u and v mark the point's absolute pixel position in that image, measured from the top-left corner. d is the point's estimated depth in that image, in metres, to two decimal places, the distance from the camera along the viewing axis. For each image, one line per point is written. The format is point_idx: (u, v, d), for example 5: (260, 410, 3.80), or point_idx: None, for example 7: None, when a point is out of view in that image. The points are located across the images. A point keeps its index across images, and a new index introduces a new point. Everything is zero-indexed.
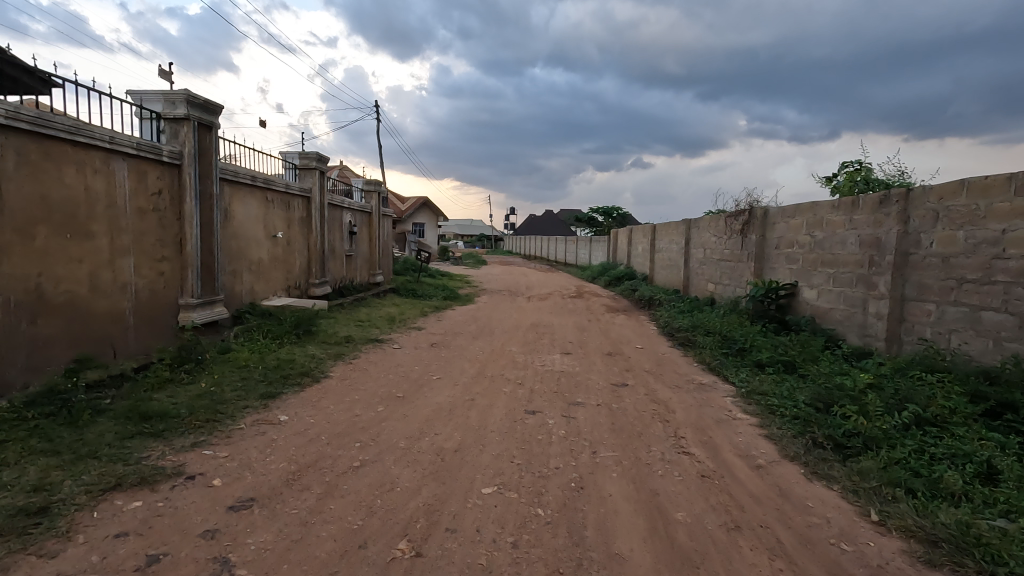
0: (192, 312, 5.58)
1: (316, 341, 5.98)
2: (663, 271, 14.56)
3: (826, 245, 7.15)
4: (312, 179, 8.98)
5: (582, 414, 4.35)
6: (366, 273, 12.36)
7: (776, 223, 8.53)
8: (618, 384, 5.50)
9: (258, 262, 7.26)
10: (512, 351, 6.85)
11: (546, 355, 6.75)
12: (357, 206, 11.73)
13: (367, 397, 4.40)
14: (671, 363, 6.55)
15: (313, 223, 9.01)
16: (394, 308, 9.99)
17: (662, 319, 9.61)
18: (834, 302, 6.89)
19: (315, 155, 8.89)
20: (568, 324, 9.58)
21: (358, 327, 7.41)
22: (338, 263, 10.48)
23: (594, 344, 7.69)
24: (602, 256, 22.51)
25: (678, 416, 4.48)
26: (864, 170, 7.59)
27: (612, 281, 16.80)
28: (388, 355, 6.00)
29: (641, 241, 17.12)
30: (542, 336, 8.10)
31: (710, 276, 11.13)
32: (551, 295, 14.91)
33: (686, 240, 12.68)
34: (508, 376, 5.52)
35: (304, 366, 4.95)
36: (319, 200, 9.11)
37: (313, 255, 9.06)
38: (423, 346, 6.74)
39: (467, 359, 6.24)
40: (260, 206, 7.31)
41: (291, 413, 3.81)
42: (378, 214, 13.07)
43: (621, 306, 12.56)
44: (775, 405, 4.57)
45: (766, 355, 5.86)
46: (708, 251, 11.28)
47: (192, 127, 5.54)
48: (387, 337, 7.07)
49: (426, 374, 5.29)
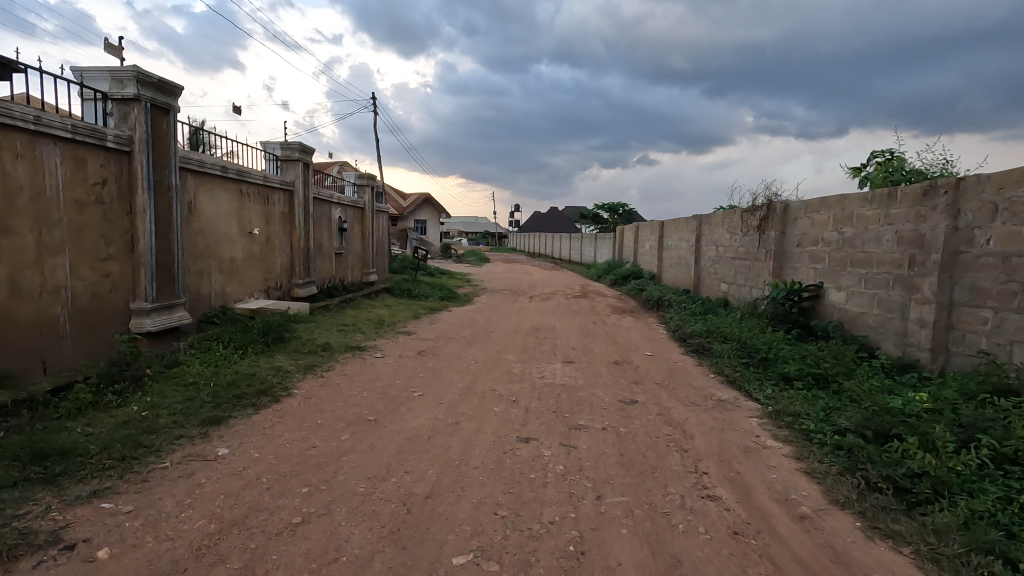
0: (146, 318, 4.93)
1: (287, 351, 5.34)
2: (671, 270, 13.86)
3: (857, 243, 6.44)
4: (295, 172, 8.33)
5: (584, 442, 3.69)
6: (358, 272, 11.71)
7: (798, 218, 7.82)
8: (626, 401, 4.83)
9: (230, 261, 6.63)
10: (509, 360, 6.19)
11: (546, 365, 6.09)
12: (348, 202, 11.09)
13: (332, 420, 3.75)
14: (684, 375, 5.86)
15: (296, 219, 8.38)
16: (385, 310, 9.34)
17: (672, 322, 8.92)
18: (867, 306, 6.19)
19: (298, 146, 8.25)
20: (572, 328, 8.91)
21: (340, 334, 6.76)
22: (326, 262, 9.85)
23: (598, 352, 7.01)
24: (608, 254, 21.83)
25: (697, 444, 3.81)
26: (899, 160, 6.87)
27: (618, 280, 16.11)
28: (367, 367, 5.36)
29: (648, 238, 16.40)
30: (542, 342, 7.42)
31: (723, 276, 10.42)
32: (555, 295, 14.24)
33: (697, 237, 11.98)
34: (502, 391, 4.86)
35: (264, 382, 4.30)
36: (302, 194, 8.47)
37: (297, 254, 8.43)
38: (409, 354, 6.09)
39: (456, 370, 5.58)
40: (232, 199, 6.67)
41: (233, 446, 3.17)
42: (372, 210, 12.43)
43: (628, 307, 11.89)
44: (812, 432, 3.89)
45: (793, 368, 5.19)
46: (720, 249, 10.58)
47: (144, 109, 4.90)
48: (371, 344, 6.42)
49: (407, 390, 4.64)
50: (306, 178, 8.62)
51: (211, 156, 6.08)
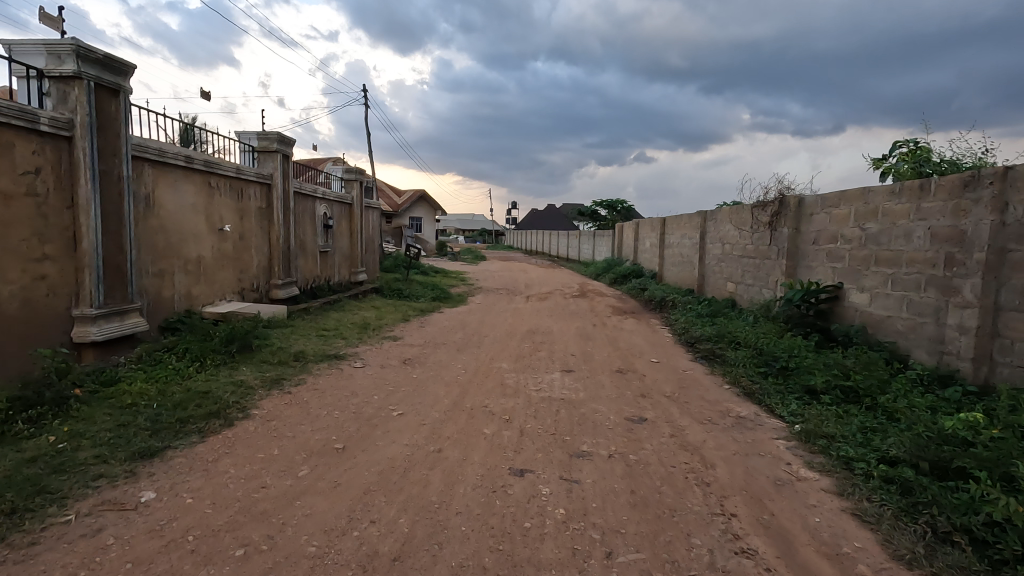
0: (91, 326, 4.35)
1: (253, 362, 4.76)
2: (673, 269, 13.34)
3: (884, 240, 5.89)
4: (273, 165, 7.74)
5: (588, 474, 3.14)
6: (345, 271, 11.12)
7: (814, 214, 7.27)
8: (633, 419, 4.28)
9: (197, 260, 6.04)
10: (503, 369, 5.63)
11: (543, 375, 5.54)
12: (335, 197, 10.49)
13: (292, 450, 3.18)
14: (696, 387, 5.31)
15: (275, 215, 7.79)
16: (372, 313, 8.76)
17: (678, 325, 8.37)
18: (894, 310, 5.66)
19: (276, 136, 7.65)
20: (570, 331, 8.36)
21: (318, 341, 6.18)
22: (310, 261, 9.26)
23: (600, 360, 6.45)
24: (606, 251, 21.32)
25: (721, 477, 3.25)
26: (926, 151, 6.31)
27: (618, 279, 15.56)
28: (343, 379, 4.79)
29: (649, 235, 15.87)
30: (539, 348, 6.86)
31: (731, 276, 9.87)
32: (552, 295, 13.68)
33: (702, 234, 11.44)
34: (494, 408, 4.31)
35: (220, 401, 3.73)
36: (281, 188, 7.87)
37: (276, 252, 7.84)
38: (393, 364, 5.52)
39: (444, 381, 5.03)
40: (199, 193, 6.08)
41: (164, 488, 2.61)
42: (361, 206, 11.83)
43: (629, 307, 11.36)
44: (854, 461, 3.35)
45: (819, 380, 4.66)
46: (727, 247, 10.04)
47: (86, 89, 4.31)
48: (351, 352, 5.84)
49: (386, 408, 4.07)
50: (285, 171, 8.03)
51: (172, 144, 5.49)
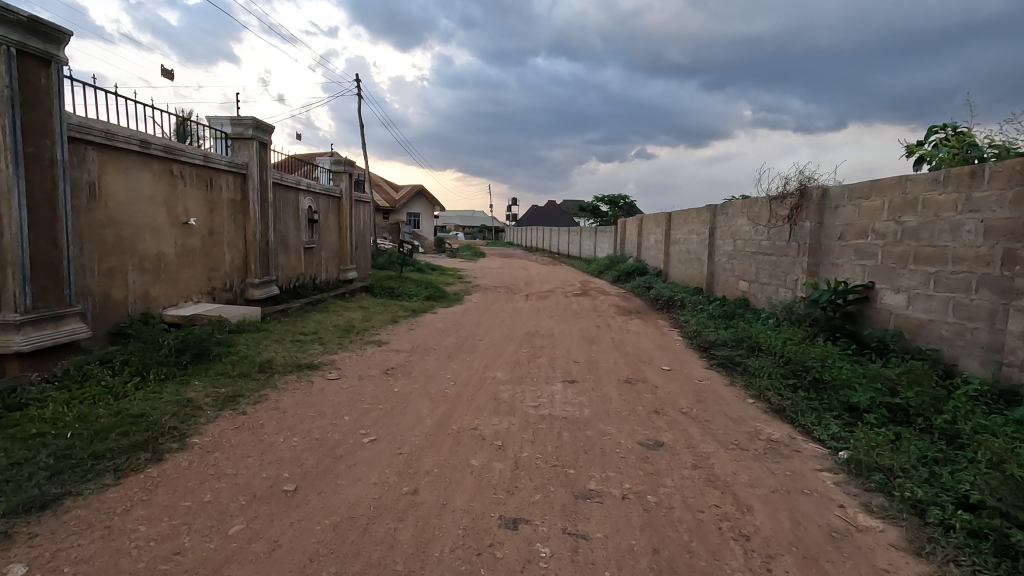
0: (15, 335, 3.72)
1: (209, 375, 4.13)
2: (680, 266, 12.72)
3: (924, 235, 5.25)
4: (248, 153, 7.09)
5: (599, 525, 2.52)
6: (333, 269, 10.48)
7: (840, 206, 6.62)
8: (647, 443, 3.65)
9: (155, 257, 5.40)
10: (497, 379, 5.00)
11: (543, 387, 4.92)
12: (321, 190, 9.84)
13: (228, 495, 2.55)
14: (717, 401, 4.68)
15: (250, 207, 7.14)
16: (359, 314, 8.12)
17: (689, 327, 7.75)
18: (937, 313, 5.03)
19: (251, 122, 7.00)
20: (573, 334, 7.74)
21: (292, 347, 5.55)
22: (292, 258, 8.63)
23: (606, 367, 5.82)
24: (608, 248, 20.71)
25: (762, 526, 2.63)
26: (970, 136, 5.67)
27: (622, 276, 14.93)
28: (312, 394, 4.16)
29: (653, 231, 15.23)
30: (539, 354, 6.23)
31: (744, 274, 9.24)
32: (553, 293, 13.06)
33: (711, 230, 10.81)
34: (484, 430, 3.68)
35: (153, 427, 3.10)
36: (258, 178, 7.22)
37: (251, 249, 7.20)
38: (373, 374, 4.89)
39: (429, 396, 4.41)
40: (158, 182, 5.44)
41: (42, 560, 2.00)
42: (350, 200, 11.19)
43: (633, 307, 10.74)
44: (926, 505, 2.72)
45: (862, 397, 4.03)
46: (740, 243, 9.40)
47: (5, 56, 3.66)
48: (327, 360, 5.21)
49: (355, 432, 3.45)
50: (262, 160, 7.38)
51: (123, 126, 4.84)
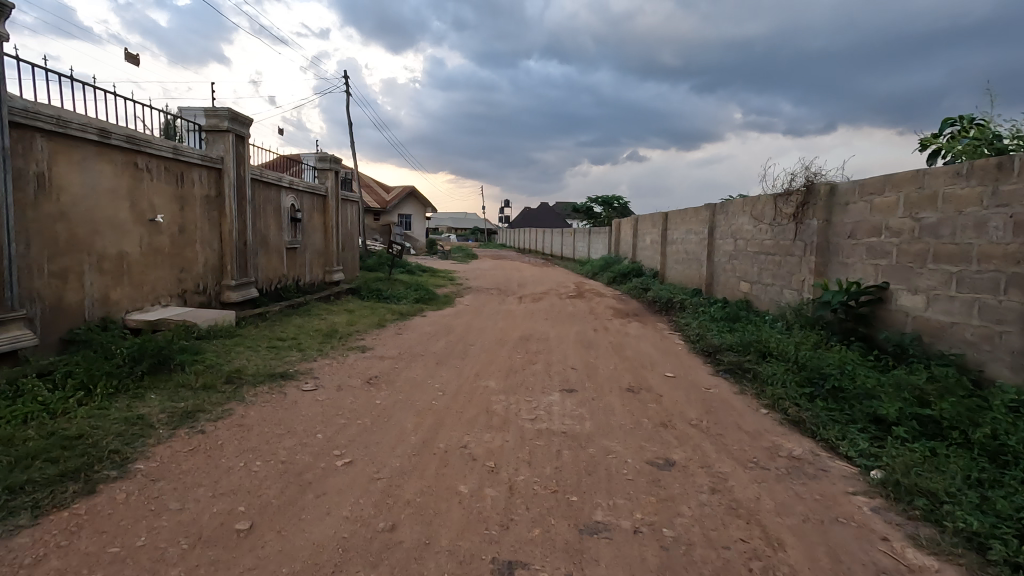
0: None
1: (167, 387, 3.70)
2: (677, 266, 12.39)
3: (944, 232, 4.93)
4: (224, 146, 6.65)
5: (610, 569, 2.13)
6: (318, 270, 10.04)
7: (850, 203, 6.28)
8: (657, 462, 3.28)
9: (117, 257, 4.96)
10: (490, 389, 4.61)
11: (539, 397, 4.53)
12: (305, 188, 9.39)
13: (168, 537, 2.14)
14: (729, 413, 4.31)
15: (226, 204, 6.70)
16: (343, 317, 7.69)
17: (691, 330, 7.40)
18: (960, 315, 4.70)
19: (226, 113, 6.55)
20: (569, 338, 7.36)
21: (266, 354, 5.12)
22: (273, 259, 8.18)
23: (606, 374, 5.44)
24: (603, 249, 20.40)
25: (799, 566, 2.25)
26: (987, 128, 5.37)
27: (618, 277, 14.58)
28: (284, 408, 3.74)
29: (649, 231, 14.90)
30: (534, 360, 5.84)
31: (746, 274, 8.90)
32: (547, 295, 12.67)
33: (710, 229, 10.48)
34: (475, 449, 3.29)
35: (90, 451, 2.68)
36: (234, 173, 6.78)
37: (227, 248, 6.76)
38: (353, 383, 4.48)
39: (414, 408, 4.01)
40: (120, 176, 5.00)
41: None
42: (337, 198, 10.75)
43: (631, 309, 10.39)
44: (984, 539, 2.36)
45: (890, 408, 3.67)
46: (742, 243, 9.07)
47: None
48: (305, 369, 4.80)
49: (328, 454, 3.03)
50: (239, 154, 6.93)
51: (77, 113, 4.40)
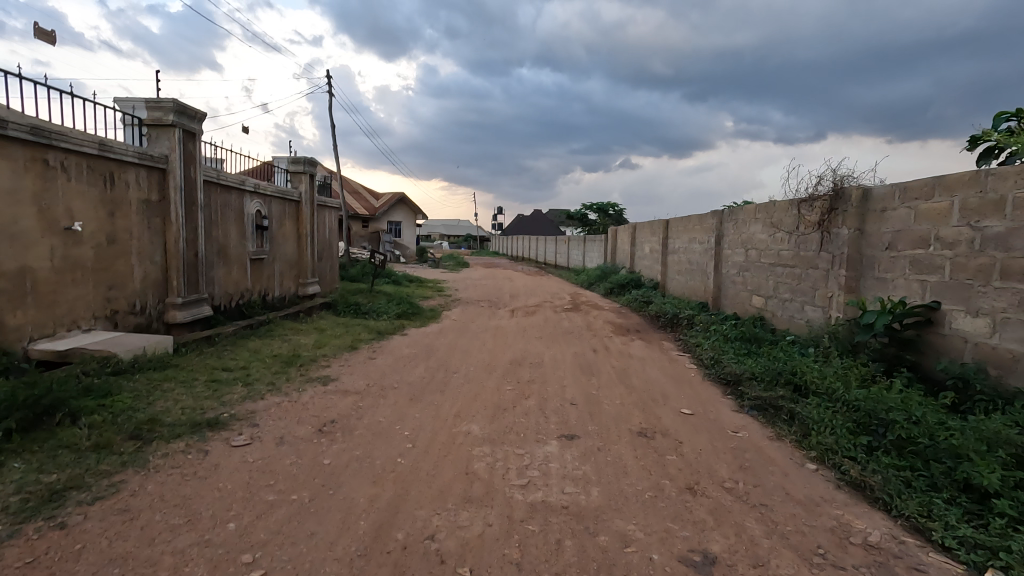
0: None
1: (40, 452, 2.80)
2: (680, 277, 11.60)
3: (1016, 243, 4.13)
4: (169, 143, 5.76)
5: None
6: (290, 283, 9.13)
7: (889, 209, 5.50)
8: (692, 558, 2.43)
9: (15, 275, 4.06)
10: (473, 438, 3.75)
11: (533, 448, 3.67)
12: (275, 192, 8.50)
13: None
14: (769, 471, 3.46)
15: (171, 210, 5.80)
16: (310, 339, 6.79)
17: (704, 353, 6.57)
18: None
19: (171, 105, 5.66)
20: (567, 361, 6.51)
21: (202, 392, 4.21)
22: (234, 272, 7.28)
23: (612, 412, 4.59)
24: (598, 258, 19.62)
25: None
26: None
27: (615, 288, 13.76)
28: (200, 475, 2.85)
29: (649, 239, 14.12)
30: (527, 393, 4.99)
31: (761, 288, 8.11)
32: (541, 308, 11.83)
33: (718, 239, 9.70)
34: (446, 542, 2.43)
35: None
36: (181, 174, 5.88)
37: (173, 261, 5.84)
38: (301, 433, 3.59)
39: (374, 471, 3.13)
40: (21, 175, 4.11)
41: None
42: (313, 204, 9.86)
43: (632, 324, 9.56)
44: None
45: (987, 472, 2.84)
46: (756, 253, 8.29)
47: None
48: (246, 411, 3.91)
49: (234, 561, 2.14)
50: (189, 153, 6.04)
51: None
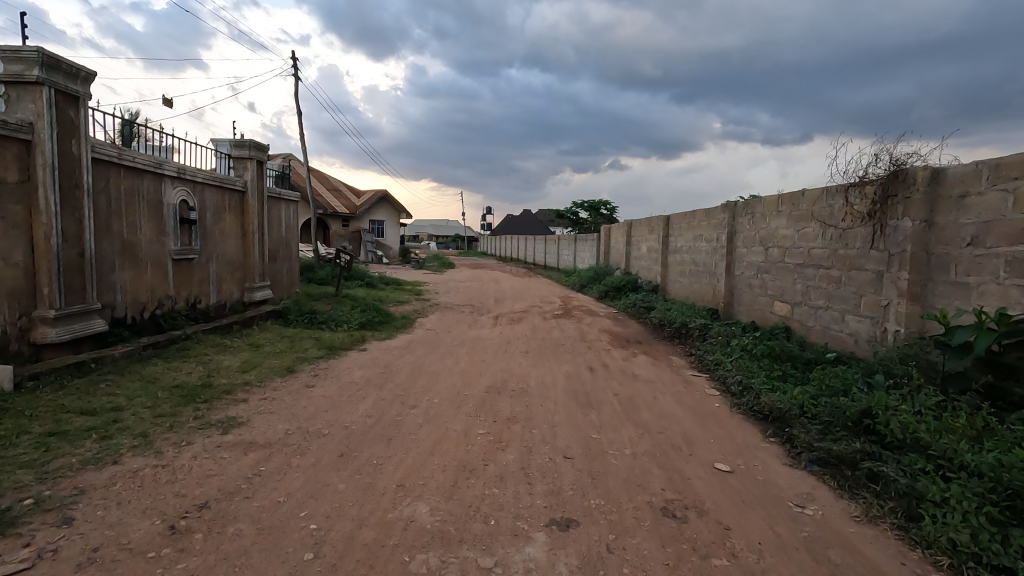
0: None
1: None
2: (683, 279, 10.38)
3: None
4: (35, 107, 4.38)
5: None
6: (231, 288, 7.73)
7: (971, 194, 4.27)
8: None
9: None
10: (417, 535, 2.44)
11: (508, 552, 2.37)
12: (211, 180, 7.11)
13: None
14: None
15: (37, 195, 4.41)
16: (237, 359, 5.41)
17: (729, 376, 5.31)
18: None
19: (35, 56, 4.29)
20: (558, 387, 5.23)
21: (20, 455, 2.86)
22: (147, 276, 5.88)
23: (621, 471, 3.31)
24: (590, 257, 18.39)
25: None
26: None
27: (610, 292, 12.51)
28: None
29: (646, 238, 12.89)
30: (505, 441, 3.69)
31: (785, 293, 6.88)
32: (528, 314, 10.55)
33: (730, 236, 8.47)
34: None
35: None
36: (54, 148, 4.50)
37: (41, 262, 4.46)
38: (136, 535, 2.25)
39: None
40: None
41: None
42: (263, 196, 8.46)
43: (633, 334, 8.30)
44: None
45: None
46: (779, 252, 7.07)
47: None
48: (71, 492, 2.56)
49: None
50: (69, 122, 4.66)
51: None
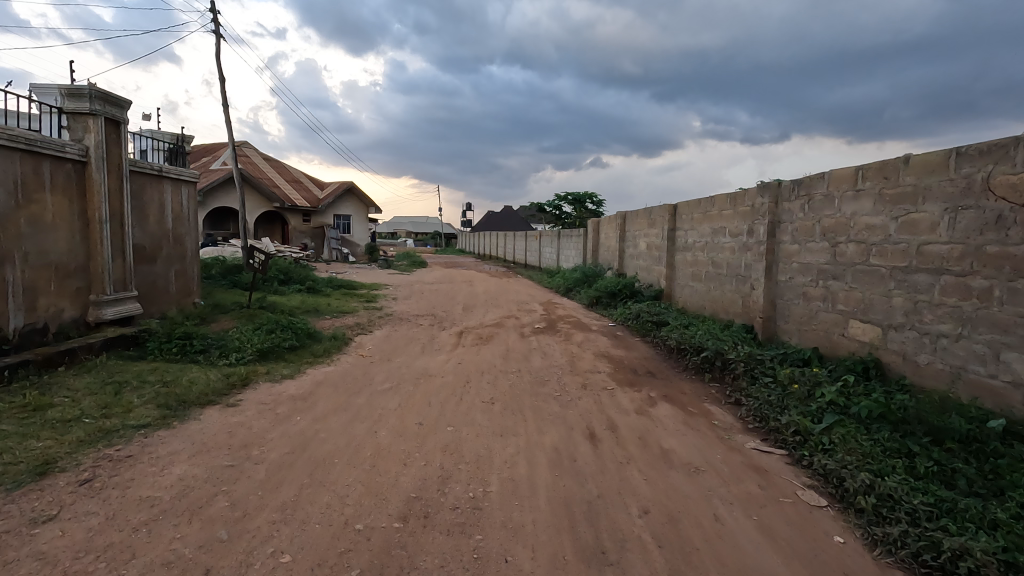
0: None
1: None
2: (697, 284, 8.17)
3: None
4: None
5: None
6: (59, 303, 5.25)
7: None
8: None
9: None
10: None
11: None
12: (7, 139, 4.63)
13: None
14: None
15: None
16: None
17: (838, 467, 3.05)
18: None
19: None
20: (541, 492, 2.91)
21: None
22: None
23: None
24: (576, 255, 16.16)
25: None
26: None
27: (603, 298, 10.25)
28: None
29: (645, 232, 10.67)
30: None
31: (872, 311, 4.66)
32: (501, 330, 8.23)
33: (771, 229, 6.24)
34: None
35: None
36: None
37: None
38: None
39: None
40: None
41: None
42: (119, 168, 5.94)
43: (643, 361, 6.05)
44: None
45: None
46: (860, 251, 4.86)
47: None
48: None
49: None
50: None
51: None
